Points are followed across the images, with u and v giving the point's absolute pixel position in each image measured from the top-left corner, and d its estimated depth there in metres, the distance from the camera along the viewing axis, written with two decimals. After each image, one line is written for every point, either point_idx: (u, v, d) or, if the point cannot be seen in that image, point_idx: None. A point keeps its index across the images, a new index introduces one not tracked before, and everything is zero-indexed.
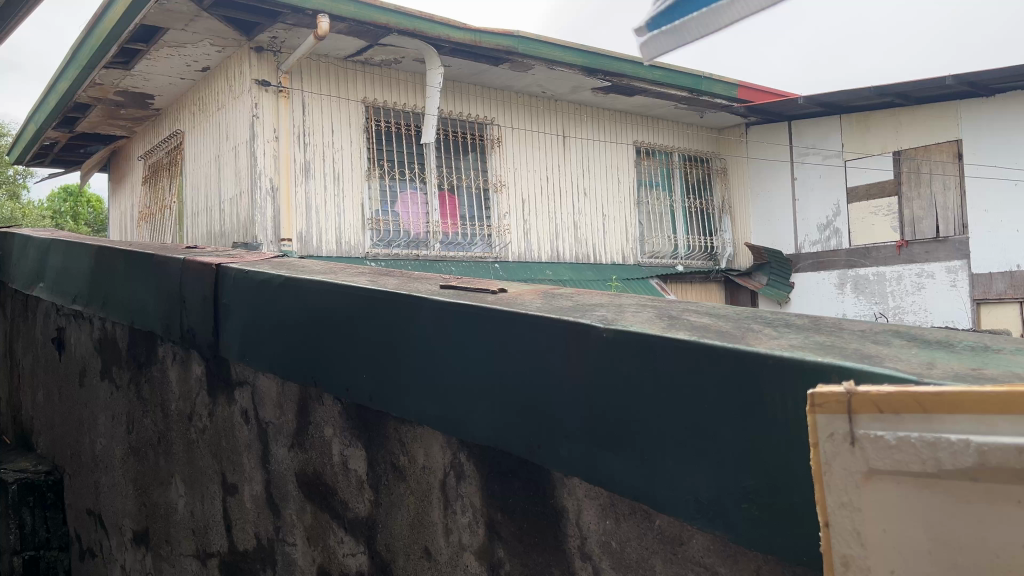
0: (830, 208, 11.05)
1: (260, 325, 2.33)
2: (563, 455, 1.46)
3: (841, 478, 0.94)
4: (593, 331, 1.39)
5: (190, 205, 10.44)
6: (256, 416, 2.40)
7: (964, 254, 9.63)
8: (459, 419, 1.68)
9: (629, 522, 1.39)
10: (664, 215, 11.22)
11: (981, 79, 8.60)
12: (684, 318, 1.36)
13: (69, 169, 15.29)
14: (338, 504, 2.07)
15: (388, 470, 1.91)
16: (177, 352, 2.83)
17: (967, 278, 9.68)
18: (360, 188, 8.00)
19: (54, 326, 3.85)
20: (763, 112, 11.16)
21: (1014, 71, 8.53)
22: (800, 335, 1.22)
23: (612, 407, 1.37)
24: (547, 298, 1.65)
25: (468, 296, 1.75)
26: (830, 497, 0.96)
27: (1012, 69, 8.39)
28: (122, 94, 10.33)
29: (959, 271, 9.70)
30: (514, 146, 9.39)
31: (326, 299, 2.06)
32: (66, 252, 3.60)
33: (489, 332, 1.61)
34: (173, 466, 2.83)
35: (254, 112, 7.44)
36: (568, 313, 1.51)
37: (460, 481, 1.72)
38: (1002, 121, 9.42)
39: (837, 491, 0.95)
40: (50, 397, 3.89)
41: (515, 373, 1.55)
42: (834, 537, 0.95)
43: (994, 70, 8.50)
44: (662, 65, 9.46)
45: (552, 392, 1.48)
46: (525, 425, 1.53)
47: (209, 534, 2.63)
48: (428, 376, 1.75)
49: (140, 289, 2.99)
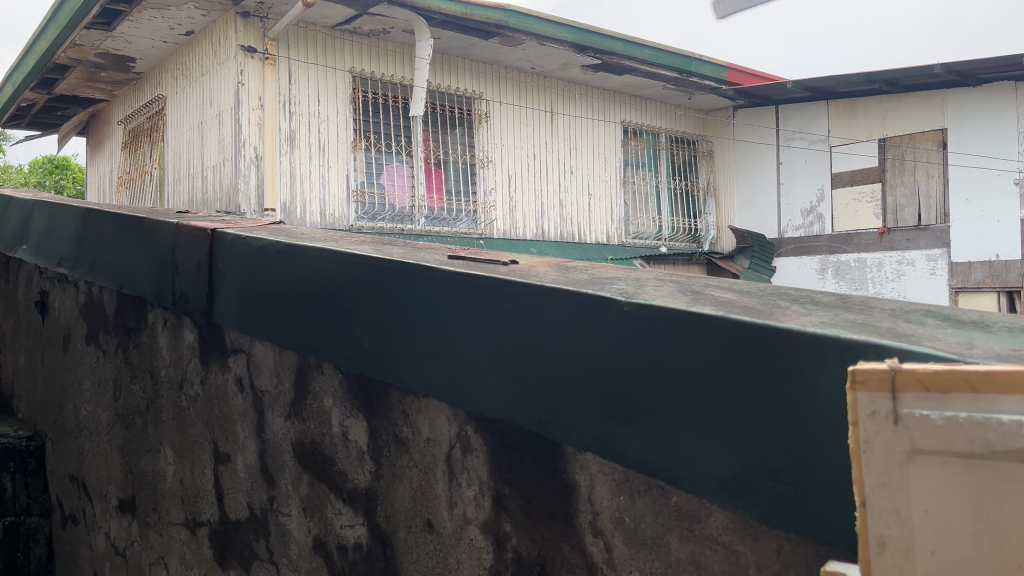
0: (814, 193, 11.11)
1: (257, 292, 2.29)
2: (577, 431, 1.44)
3: (878, 459, 0.93)
4: (613, 305, 1.37)
5: (172, 172, 10.31)
6: (251, 385, 2.36)
7: (944, 242, 9.70)
8: (465, 392, 1.66)
9: (643, 499, 1.37)
10: (650, 195, 11.22)
11: (969, 69, 8.65)
12: (707, 293, 1.34)
13: (46, 133, 15.01)
14: (336, 475, 2.04)
15: (391, 442, 1.88)
16: (167, 318, 2.77)
17: (946, 266, 9.75)
18: (345, 158, 7.92)
19: (37, 289, 3.77)
20: (751, 95, 11.17)
21: (1001, 62, 8.59)
22: (830, 312, 1.20)
23: (630, 384, 1.34)
24: (561, 271, 1.62)
25: (479, 267, 1.72)
26: (866, 477, 0.94)
27: (999, 61, 8.45)
28: (102, 56, 10.13)
29: (938, 260, 9.76)
30: (501, 121, 9.32)
31: (328, 267, 2.02)
32: (50, 214, 3.52)
33: (501, 303, 1.58)
34: (162, 434, 2.79)
35: (239, 78, 7.34)
36: (587, 286, 1.48)
37: (466, 454, 1.70)
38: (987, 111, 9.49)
39: (874, 472, 0.93)
40: (32, 361, 3.81)
41: (528, 345, 1.52)
42: (870, 518, 0.94)
43: (981, 61, 8.55)
44: (652, 44, 9.41)
45: (566, 366, 1.45)
46: (536, 399, 1.51)
47: (199, 503, 2.59)
48: (435, 347, 1.72)
49: (129, 253, 2.93)
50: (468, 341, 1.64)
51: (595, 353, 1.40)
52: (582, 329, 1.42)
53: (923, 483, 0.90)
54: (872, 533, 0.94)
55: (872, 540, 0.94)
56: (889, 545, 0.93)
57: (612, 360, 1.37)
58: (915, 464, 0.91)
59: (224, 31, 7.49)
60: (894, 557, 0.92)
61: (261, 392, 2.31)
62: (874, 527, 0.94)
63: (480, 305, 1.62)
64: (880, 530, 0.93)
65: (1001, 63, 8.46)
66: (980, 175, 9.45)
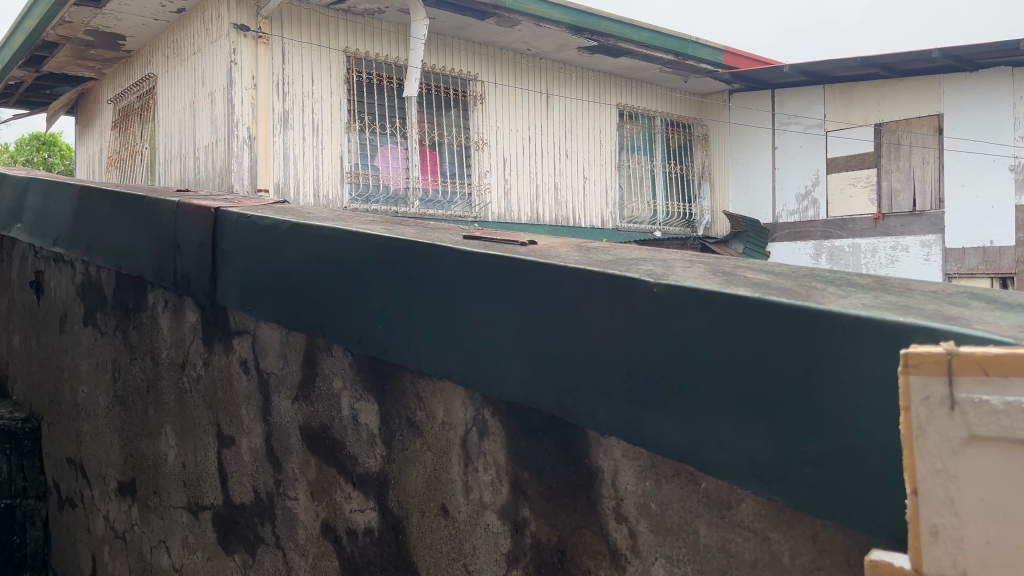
0: (809, 178, 11.08)
1: (262, 273, 2.24)
2: (600, 415, 1.41)
3: (935, 446, 0.90)
4: (641, 286, 1.33)
5: (163, 152, 10.19)
6: (257, 367, 2.32)
7: (939, 228, 9.67)
8: (483, 376, 1.62)
9: (671, 484, 1.34)
10: (645, 179, 11.18)
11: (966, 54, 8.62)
12: (739, 274, 1.30)
13: (35, 111, 14.82)
14: (346, 459, 2.00)
15: (404, 425, 1.84)
16: (168, 299, 2.72)
17: (940, 253, 9.73)
18: (340, 140, 7.84)
19: (31, 269, 3.71)
20: (747, 79, 11.12)
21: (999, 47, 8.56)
22: (870, 294, 1.17)
23: (657, 366, 1.31)
24: (583, 251, 1.58)
25: (497, 247, 1.68)
26: (922, 463, 0.91)
27: (996, 46, 8.41)
28: (92, 34, 9.97)
29: (933, 246, 9.74)
30: (497, 103, 9.23)
31: (337, 247, 1.98)
32: (45, 193, 3.45)
33: (522, 285, 1.54)
34: (163, 416, 2.74)
35: (232, 57, 7.25)
36: (611, 267, 1.44)
37: (483, 438, 1.66)
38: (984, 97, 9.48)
39: (930, 459, 0.91)
40: (28, 342, 3.76)
41: (549, 329, 1.48)
42: (926, 508, 0.92)
43: (978, 46, 8.52)
44: (649, 26, 9.34)
45: (588, 348, 1.42)
46: (559, 382, 1.47)
47: (202, 486, 2.55)
48: (451, 328, 1.68)
49: (128, 233, 2.88)
50: (485, 323, 1.61)
51: (621, 336, 1.36)
52: (608, 312, 1.38)
53: (981, 471, 0.88)
54: (928, 523, 0.92)
55: (927, 528, 0.92)
56: (942, 533, 0.91)
57: (639, 343, 1.33)
58: (973, 451, 0.88)
59: (216, 9, 7.38)
60: (948, 546, 0.90)
61: (266, 374, 2.27)
62: (926, 514, 0.92)
63: (498, 285, 1.58)
64: (935, 518, 0.91)
65: (999, 48, 8.43)
66: (975, 160, 9.44)
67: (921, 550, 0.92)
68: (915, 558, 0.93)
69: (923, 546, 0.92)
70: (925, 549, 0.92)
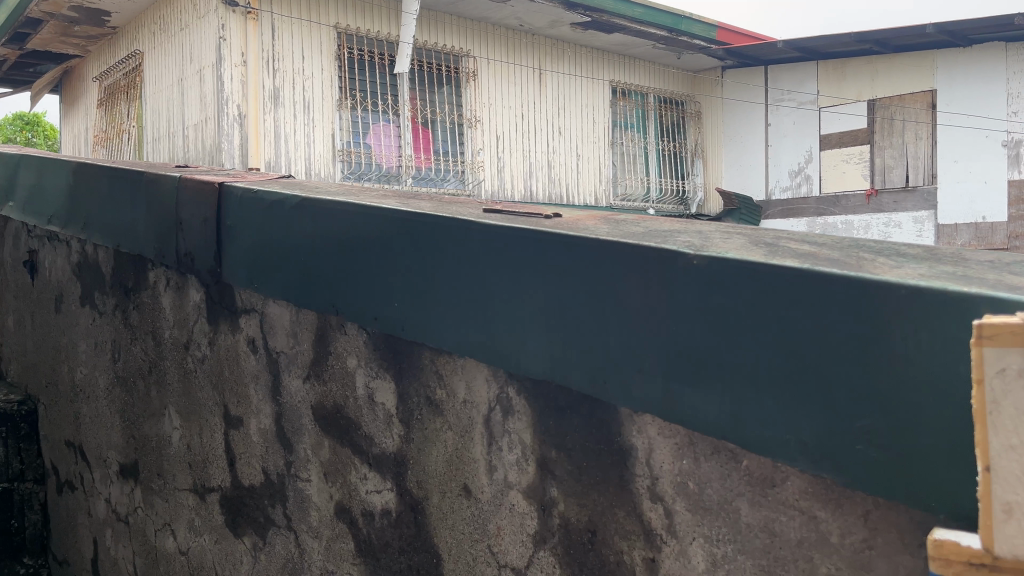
0: (801, 155, 10.99)
1: (270, 249, 2.18)
2: (635, 393, 1.36)
3: (1008, 420, 0.86)
4: (680, 258, 1.28)
5: (151, 131, 10.04)
6: (265, 346, 2.26)
7: (931, 204, 9.64)
8: (508, 353, 1.57)
9: (710, 463, 1.30)
10: (638, 156, 11.10)
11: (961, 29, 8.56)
12: (783, 245, 1.25)
13: (18, 90, 14.58)
14: (361, 439, 1.96)
15: (423, 404, 1.80)
16: (170, 278, 2.66)
17: (932, 228, 9.66)
18: (331, 117, 7.73)
19: (25, 248, 3.62)
20: (740, 55, 11.05)
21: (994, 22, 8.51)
22: (925, 264, 1.12)
23: (697, 342, 1.26)
24: (612, 224, 1.53)
25: (521, 221, 1.63)
26: (994, 437, 0.87)
27: (992, 20, 8.36)
28: (78, 10, 9.77)
29: (925, 222, 9.69)
30: (489, 79, 9.11)
31: (351, 223, 1.92)
32: (39, 169, 3.36)
33: (550, 257, 1.49)
34: (167, 397, 2.69)
35: (221, 34, 7.14)
36: (645, 239, 1.39)
37: (507, 417, 1.62)
38: (978, 72, 9.44)
39: (1004, 434, 0.86)
40: (22, 323, 3.68)
41: (579, 303, 1.44)
42: (998, 485, 0.88)
43: (973, 21, 8.46)
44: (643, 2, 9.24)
45: (621, 323, 1.37)
46: (590, 358, 1.43)
47: (209, 468, 2.51)
48: (473, 304, 1.63)
49: (127, 210, 2.81)
50: (510, 297, 1.56)
51: (658, 309, 1.31)
52: (644, 285, 1.34)
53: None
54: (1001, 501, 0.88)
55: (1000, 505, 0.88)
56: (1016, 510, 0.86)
57: (677, 317, 1.29)
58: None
59: None
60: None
61: (276, 353, 2.21)
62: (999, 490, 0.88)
63: (524, 258, 1.53)
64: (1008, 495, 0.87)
65: (994, 23, 8.38)
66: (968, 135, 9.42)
67: (992, 529, 0.89)
68: (987, 534, 0.89)
69: (995, 525, 0.88)
70: (998, 529, 0.88)
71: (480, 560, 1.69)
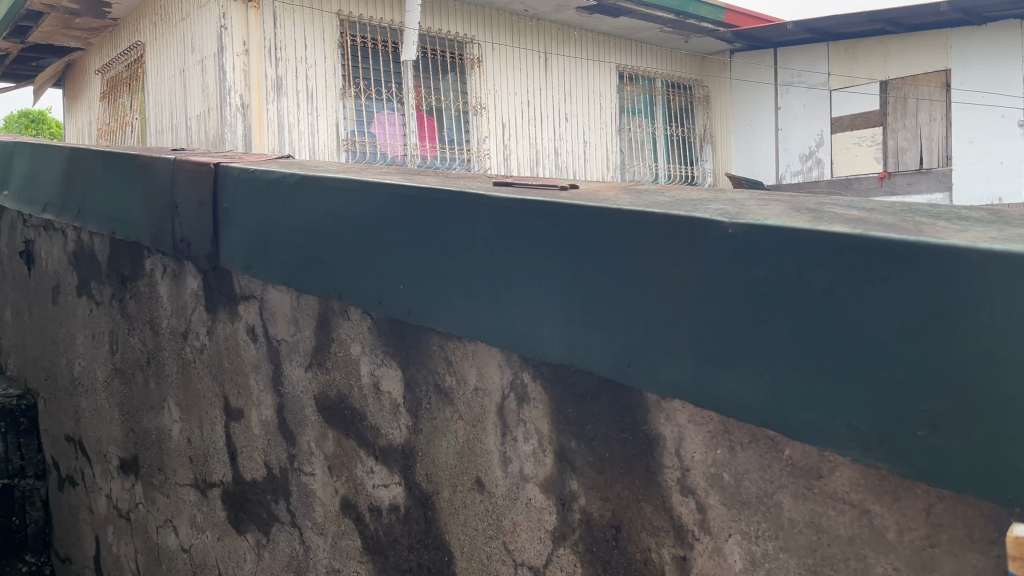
0: (812, 138, 10.81)
1: (269, 232, 2.07)
2: (664, 377, 1.25)
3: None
4: (712, 228, 1.16)
5: (154, 123, 9.95)
6: (266, 334, 2.15)
7: (946, 186, 9.40)
8: (524, 334, 1.46)
9: (747, 452, 1.19)
10: (647, 141, 10.92)
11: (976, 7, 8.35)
12: (828, 212, 1.14)
13: (20, 84, 14.49)
14: (367, 431, 1.85)
15: (432, 392, 1.69)
16: (168, 265, 2.55)
17: None
18: (335, 106, 7.60)
19: (21, 237, 3.52)
20: (749, 38, 10.85)
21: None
22: (994, 228, 1.00)
23: (734, 319, 1.14)
24: (636, 194, 1.41)
25: (536, 193, 1.52)
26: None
27: None
28: (78, 2, 9.64)
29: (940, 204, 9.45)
30: (494, 65, 8.95)
31: (353, 202, 1.81)
32: (32, 156, 3.25)
33: (568, 230, 1.37)
34: (166, 389, 2.58)
35: (222, 22, 7.00)
36: (673, 208, 1.27)
37: (522, 405, 1.51)
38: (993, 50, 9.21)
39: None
40: (20, 315, 3.58)
41: (603, 279, 1.32)
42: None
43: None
44: None
45: (649, 300, 1.25)
46: (612, 339, 1.31)
47: (210, 462, 2.40)
48: (485, 284, 1.51)
49: (122, 196, 2.69)
50: (526, 275, 1.44)
51: (689, 283, 1.20)
52: (672, 258, 1.22)
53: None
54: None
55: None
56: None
57: (710, 293, 1.17)
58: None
59: None
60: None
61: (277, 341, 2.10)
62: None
63: (540, 230, 1.41)
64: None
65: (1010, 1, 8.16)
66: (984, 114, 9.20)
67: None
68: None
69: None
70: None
71: (495, 558, 1.58)
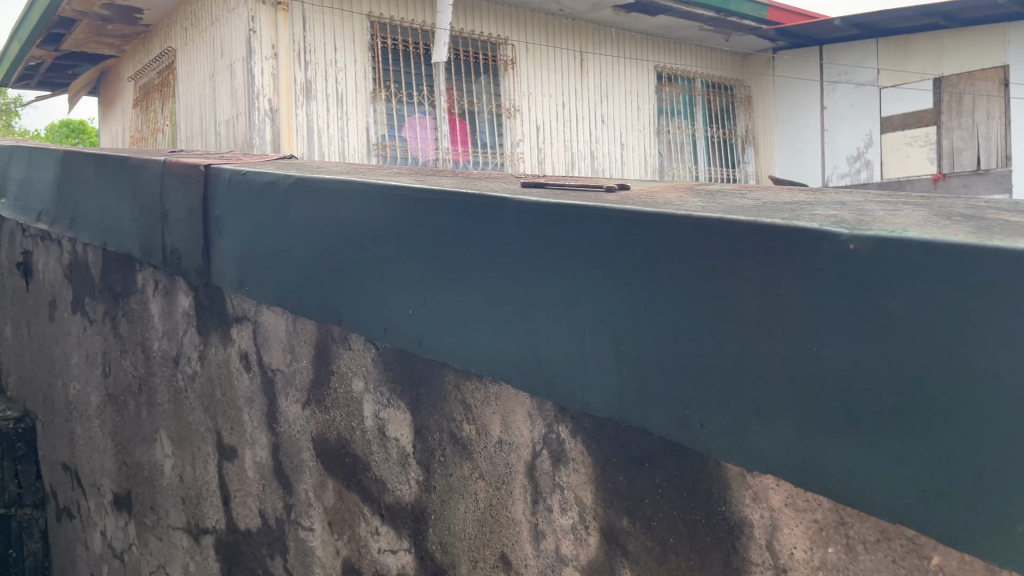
0: (860, 138, 10.28)
1: (261, 245, 1.78)
2: (755, 444, 0.92)
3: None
4: (826, 243, 0.84)
5: (184, 129, 9.80)
6: (260, 362, 1.85)
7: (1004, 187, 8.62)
8: (561, 375, 1.14)
9: (874, 554, 0.86)
10: (686, 144, 10.50)
11: None
12: (994, 220, 0.81)
13: (57, 92, 14.52)
14: (372, 484, 1.54)
15: (446, 443, 1.37)
16: (159, 280, 2.27)
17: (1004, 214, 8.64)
18: (365, 110, 7.34)
19: (20, 248, 3.28)
20: (794, 36, 10.38)
21: None
22: None
23: (862, 369, 0.82)
24: (707, 196, 1.08)
25: (573, 195, 1.20)
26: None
27: None
28: (110, 9, 9.51)
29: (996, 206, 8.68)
30: (529, 67, 8.63)
31: (355, 209, 1.50)
32: (29, 161, 3.01)
33: (619, 246, 1.05)
34: (158, 420, 2.30)
35: (251, 26, 6.78)
36: (764, 212, 0.95)
37: (558, 466, 1.18)
38: None
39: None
40: (19, 331, 3.34)
41: (666, 308, 1.00)
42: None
43: None
44: None
45: (731, 337, 0.93)
46: (678, 388, 0.99)
47: (203, 506, 2.11)
48: (512, 310, 1.20)
49: (113, 204, 2.42)
50: (562, 299, 1.13)
51: (790, 317, 0.87)
52: (764, 285, 0.89)
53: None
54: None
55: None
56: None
57: (825, 335, 0.85)
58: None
59: None
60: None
61: (272, 371, 1.80)
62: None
63: (580, 244, 1.09)
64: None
65: None
66: None
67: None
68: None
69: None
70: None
71: None
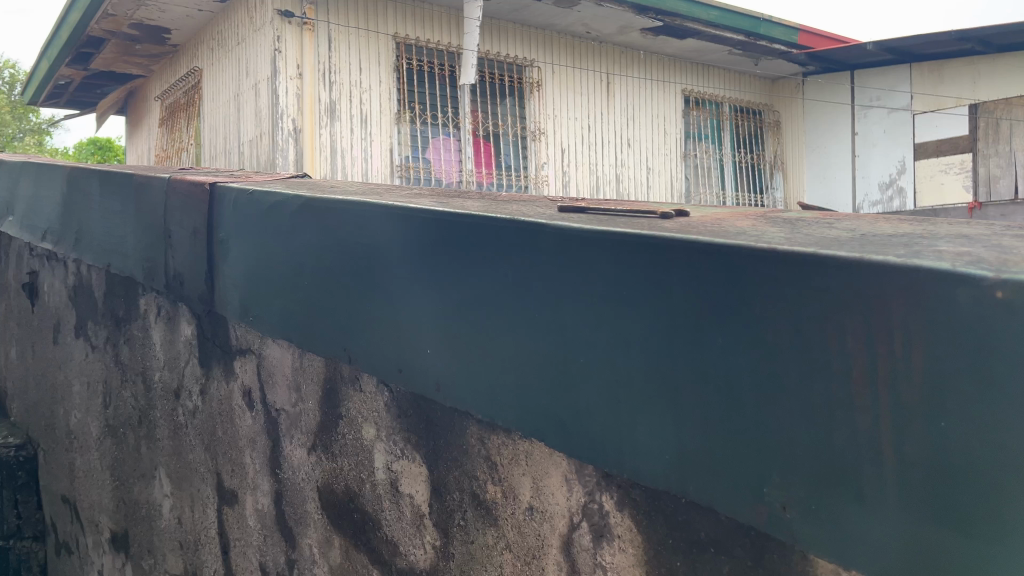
0: (892, 164, 9.93)
1: (266, 272, 1.62)
2: (854, 534, 0.76)
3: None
4: (957, 288, 0.68)
5: (209, 148, 9.75)
6: (263, 400, 1.69)
7: None
8: (608, 430, 0.98)
9: None
10: (713, 168, 10.29)
11: None
12: None
13: (86, 112, 14.62)
14: (382, 545, 1.37)
15: (468, 504, 1.20)
16: (161, 306, 2.12)
17: None
18: (389, 131, 7.22)
19: (27, 269, 3.15)
20: (824, 61, 10.17)
21: None
22: None
23: (1004, 450, 0.65)
24: (785, 226, 0.91)
25: (624, 222, 1.04)
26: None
27: None
28: (138, 29, 9.52)
29: None
30: (555, 89, 8.50)
31: (369, 234, 1.34)
32: (36, 179, 2.88)
33: (682, 286, 0.89)
34: (156, 456, 2.14)
35: (277, 46, 6.69)
36: (868, 248, 0.79)
37: (602, 540, 1.01)
38: None
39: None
40: (24, 354, 3.20)
41: (748, 360, 0.83)
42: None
43: None
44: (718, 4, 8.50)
45: (832, 400, 0.76)
46: (757, 456, 0.83)
47: (201, 553, 1.94)
48: (548, 349, 1.04)
49: (118, 224, 2.28)
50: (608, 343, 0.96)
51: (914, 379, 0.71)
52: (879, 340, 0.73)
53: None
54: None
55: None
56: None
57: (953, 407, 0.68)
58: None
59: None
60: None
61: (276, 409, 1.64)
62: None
63: (635, 279, 0.93)
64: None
65: None
66: None
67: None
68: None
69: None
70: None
71: None
